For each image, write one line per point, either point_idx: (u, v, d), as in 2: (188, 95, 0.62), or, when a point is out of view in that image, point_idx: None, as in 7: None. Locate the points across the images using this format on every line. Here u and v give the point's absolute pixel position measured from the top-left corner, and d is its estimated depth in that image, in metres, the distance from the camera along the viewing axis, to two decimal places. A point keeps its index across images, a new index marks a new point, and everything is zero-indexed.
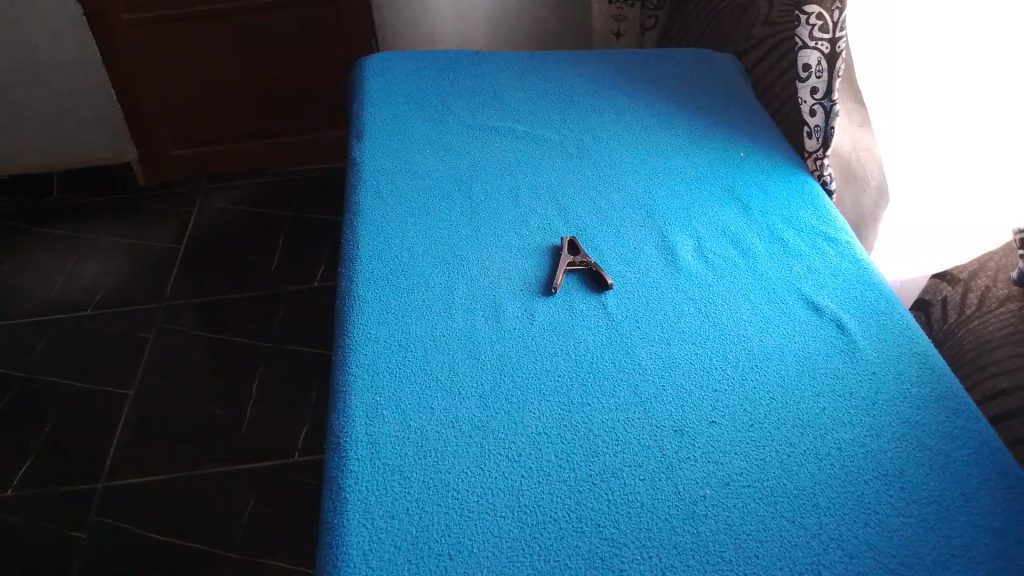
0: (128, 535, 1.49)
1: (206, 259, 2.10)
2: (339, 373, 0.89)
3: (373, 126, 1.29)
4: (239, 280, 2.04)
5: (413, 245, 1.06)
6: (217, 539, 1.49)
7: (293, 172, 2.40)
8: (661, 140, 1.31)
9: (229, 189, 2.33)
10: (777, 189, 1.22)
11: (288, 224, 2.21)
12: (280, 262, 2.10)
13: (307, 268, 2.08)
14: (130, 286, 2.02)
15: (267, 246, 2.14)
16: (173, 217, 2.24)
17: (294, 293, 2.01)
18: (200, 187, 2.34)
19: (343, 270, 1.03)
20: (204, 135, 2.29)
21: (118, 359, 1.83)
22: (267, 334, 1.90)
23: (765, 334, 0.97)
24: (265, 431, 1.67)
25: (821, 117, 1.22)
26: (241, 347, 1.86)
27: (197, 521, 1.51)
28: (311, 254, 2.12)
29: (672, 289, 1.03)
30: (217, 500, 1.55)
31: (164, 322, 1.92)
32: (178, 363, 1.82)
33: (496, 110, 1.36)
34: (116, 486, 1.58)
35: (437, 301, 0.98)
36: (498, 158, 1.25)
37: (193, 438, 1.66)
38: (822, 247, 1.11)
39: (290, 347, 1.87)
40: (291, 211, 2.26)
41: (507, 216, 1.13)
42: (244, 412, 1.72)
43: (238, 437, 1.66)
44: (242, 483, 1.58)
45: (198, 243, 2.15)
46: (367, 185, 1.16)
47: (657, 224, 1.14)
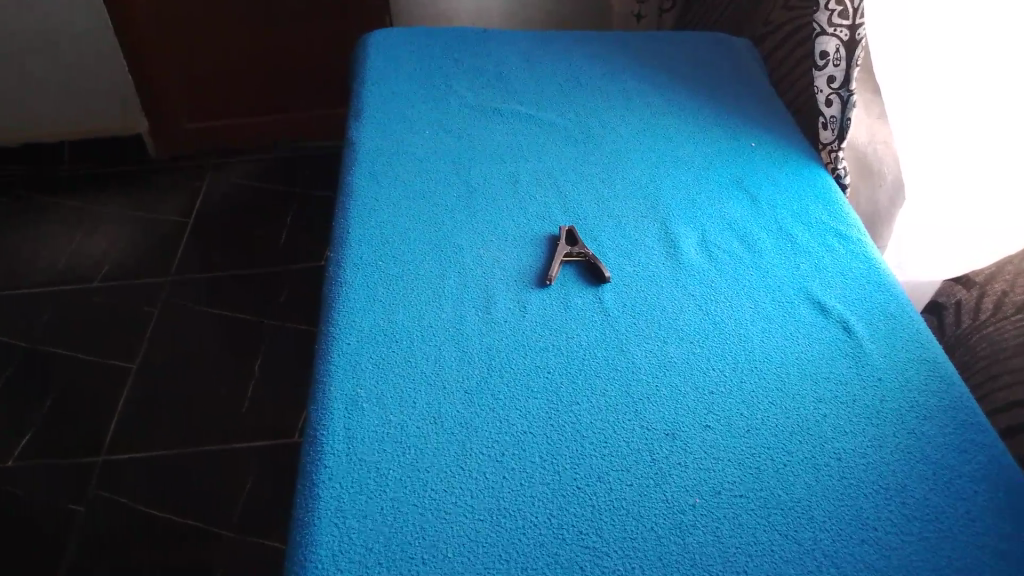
0: (124, 511, 1.48)
1: (210, 235, 2.07)
2: (321, 361, 0.86)
3: (371, 105, 1.25)
4: (242, 256, 2.02)
5: (405, 231, 1.02)
6: (212, 517, 1.47)
7: (301, 147, 2.36)
8: (670, 128, 1.27)
9: (236, 163, 2.30)
10: (788, 182, 1.17)
11: (294, 200, 2.19)
12: (285, 239, 2.07)
13: (311, 246, 2.06)
14: (136, 259, 2.00)
15: (272, 223, 2.12)
16: (181, 190, 2.21)
17: (296, 271, 1.98)
18: (207, 160, 2.31)
19: (332, 255, 1.00)
20: (212, 109, 2.26)
21: (120, 333, 1.82)
22: (268, 311, 1.88)
23: (767, 335, 0.93)
24: (264, 411, 1.66)
25: (838, 107, 1.17)
26: (240, 324, 1.84)
27: (192, 499, 1.50)
28: (315, 233, 2.09)
29: (672, 284, 0.98)
30: (213, 479, 1.53)
31: (167, 297, 1.91)
32: (180, 338, 1.80)
33: (501, 91, 1.32)
34: (115, 460, 1.56)
35: (427, 290, 0.95)
36: (501, 142, 1.21)
37: (192, 415, 1.64)
38: (832, 244, 1.07)
39: (290, 325, 1.84)
40: (297, 188, 2.23)
41: (506, 202, 1.09)
42: (243, 389, 1.70)
43: (236, 416, 1.64)
44: (238, 462, 1.56)
45: (204, 217, 2.12)
46: (362, 166, 1.12)
47: (660, 215, 1.09)
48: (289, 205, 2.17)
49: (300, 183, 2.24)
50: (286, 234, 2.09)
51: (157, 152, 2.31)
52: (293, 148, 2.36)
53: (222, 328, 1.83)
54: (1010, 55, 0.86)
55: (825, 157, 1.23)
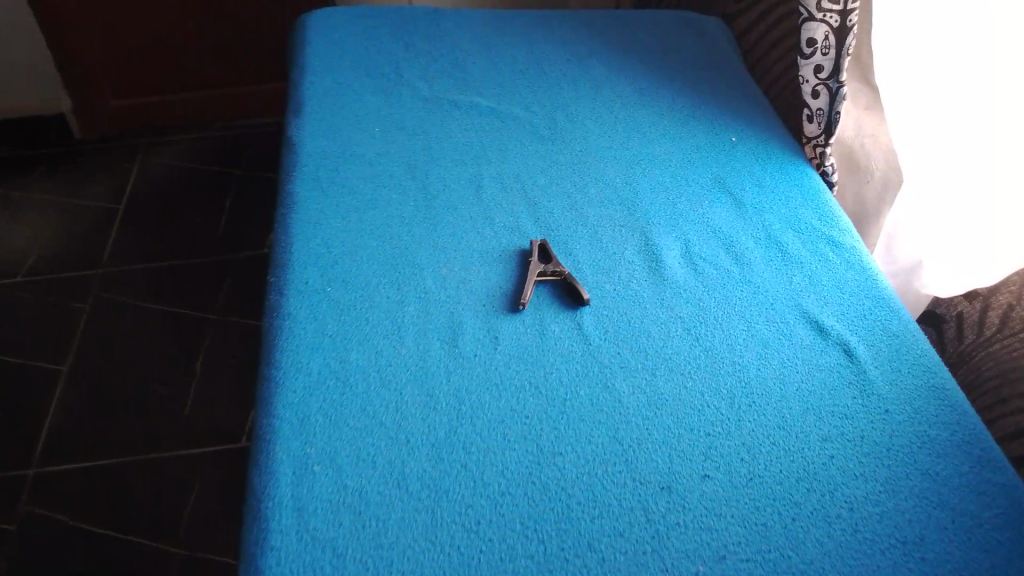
0: (60, 530, 1.34)
1: (140, 222, 1.89)
2: (262, 414, 0.74)
3: (313, 98, 1.12)
4: (178, 245, 1.85)
5: (356, 250, 0.91)
6: (161, 533, 1.35)
7: (239, 124, 2.18)
8: (642, 122, 1.16)
9: (168, 142, 2.11)
10: (774, 182, 1.08)
11: (234, 182, 2.01)
12: (224, 225, 1.91)
13: (254, 233, 1.90)
14: (64, 250, 1.80)
15: (212, 207, 1.95)
16: (113, 172, 2.00)
17: (238, 261, 1.83)
18: (139, 141, 2.10)
19: (273, 279, 0.87)
20: (140, 83, 2.07)
21: (49, 333, 1.64)
22: (211, 305, 1.73)
23: (763, 362, 0.84)
24: (211, 414, 1.53)
25: (825, 98, 1.08)
26: (176, 322, 1.69)
27: (140, 511, 1.37)
28: (256, 220, 1.94)
29: (657, 305, 0.89)
30: (163, 489, 1.40)
31: (99, 290, 1.73)
32: (115, 336, 1.64)
33: (458, 80, 1.20)
34: (49, 472, 1.42)
35: (384, 320, 0.83)
36: (460, 140, 1.09)
37: (132, 424, 1.50)
38: (824, 252, 0.99)
39: (234, 321, 1.70)
40: (238, 169, 2.05)
41: (470, 211, 0.98)
42: (186, 392, 1.56)
43: (180, 420, 1.51)
44: (185, 472, 1.43)
45: (137, 202, 1.94)
46: (305, 173, 1.00)
47: (639, 223, 0.99)
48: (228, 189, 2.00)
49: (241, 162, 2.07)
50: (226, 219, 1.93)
51: (82, 132, 2.08)
52: (229, 126, 2.17)
53: (157, 326, 1.67)
54: (1013, 53, 0.77)
55: (810, 150, 1.15)
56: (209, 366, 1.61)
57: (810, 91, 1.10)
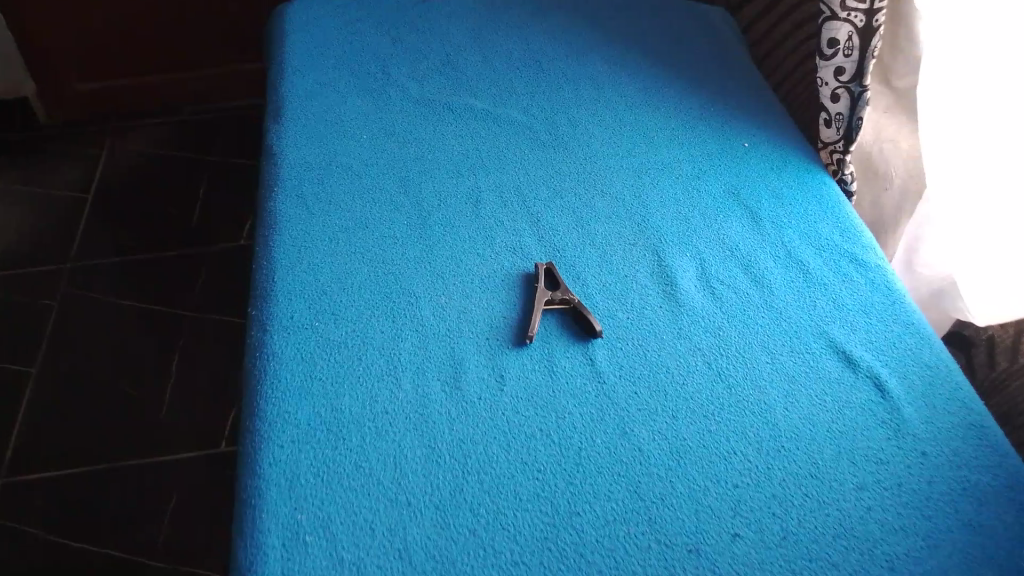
0: (27, 542, 1.23)
1: (110, 213, 1.75)
2: (247, 473, 0.67)
3: (295, 101, 1.04)
4: (149, 239, 1.71)
5: (344, 277, 0.83)
6: (136, 547, 1.23)
7: (217, 108, 2.05)
8: (648, 125, 1.09)
9: (141, 128, 1.98)
10: (791, 192, 1.01)
11: (211, 169, 1.88)
12: (199, 216, 1.76)
13: (233, 222, 1.75)
14: (31, 244, 1.67)
15: (189, 196, 1.81)
16: (81, 157, 1.88)
17: (212, 257, 1.68)
18: (109, 126, 1.97)
19: (255, 312, 0.80)
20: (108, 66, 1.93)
21: (17, 333, 1.51)
22: (189, 298, 1.59)
23: (790, 401, 0.78)
24: (191, 417, 1.39)
25: (845, 103, 1.02)
26: (149, 321, 1.54)
27: (122, 525, 1.25)
28: (231, 210, 1.78)
29: (674, 336, 0.82)
30: (146, 500, 1.28)
31: (69, 286, 1.60)
32: (88, 334, 1.51)
33: (451, 80, 1.12)
34: (21, 484, 1.29)
35: (378, 359, 0.76)
36: (455, 148, 1.01)
37: (106, 432, 1.37)
38: (848, 272, 0.92)
39: (214, 316, 1.56)
40: (215, 156, 1.92)
41: (468, 229, 0.91)
42: (159, 397, 1.42)
43: (158, 424, 1.38)
44: (162, 482, 1.30)
45: (108, 192, 1.80)
46: (288, 188, 0.92)
47: (651, 241, 0.92)
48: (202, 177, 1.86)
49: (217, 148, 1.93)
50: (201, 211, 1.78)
51: (48, 116, 1.95)
52: (206, 110, 2.05)
53: (128, 328, 1.53)
54: None
55: (827, 156, 1.09)
56: (184, 369, 1.46)
57: (829, 95, 1.03)
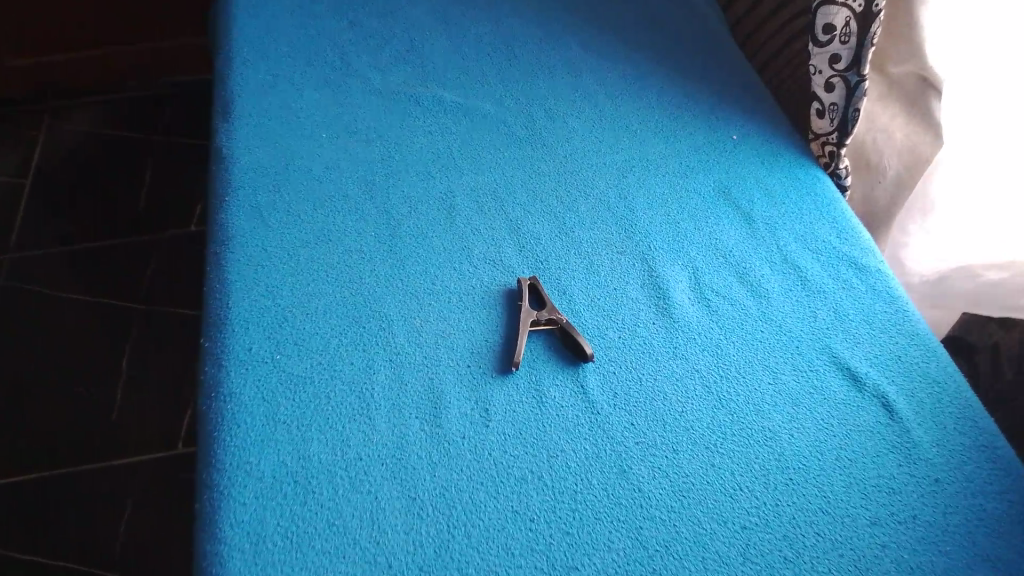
0: None
1: (51, 193, 1.55)
2: (205, 537, 0.59)
3: (245, 98, 0.95)
4: (92, 221, 1.51)
5: (307, 301, 0.75)
6: (91, 558, 1.08)
7: (164, 83, 1.78)
8: (631, 118, 1.01)
9: (81, 108, 1.71)
10: (783, 190, 0.95)
11: (158, 149, 1.64)
12: (146, 198, 1.54)
13: (182, 204, 1.54)
14: None
15: (135, 178, 1.58)
16: (13, 142, 1.64)
17: (163, 241, 1.48)
18: (45, 106, 1.71)
19: (207, 345, 0.71)
20: (33, 21, 1.63)
21: None
22: (138, 289, 1.40)
23: (795, 426, 0.73)
24: (146, 422, 1.23)
25: (840, 92, 0.95)
26: (96, 315, 1.35)
27: (79, 533, 1.11)
28: (184, 187, 1.58)
29: (670, 356, 0.76)
30: (104, 504, 1.13)
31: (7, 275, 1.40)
32: (31, 330, 1.32)
33: (416, 69, 1.03)
34: None
35: (349, 397, 0.68)
36: (423, 146, 0.93)
37: (53, 439, 1.20)
38: (847, 277, 0.87)
39: (166, 311, 1.37)
40: (162, 136, 1.67)
41: (442, 241, 0.83)
42: (110, 400, 1.25)
43: (112, 428, 1.21)
44: (117, 485, 1.15)
45: (48, 172, 1.59)
46: (240, 197, 0.83)
47: (640, 249, 0.85)
48: (149, 147, 1.65)
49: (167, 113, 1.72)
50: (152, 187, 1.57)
51: None
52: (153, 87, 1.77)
53: (73, 326, 1.34)
54: None
55: (820, 149, 1.02)
56: (134, 368, 1.29)
57: (823, 84, 0.97)
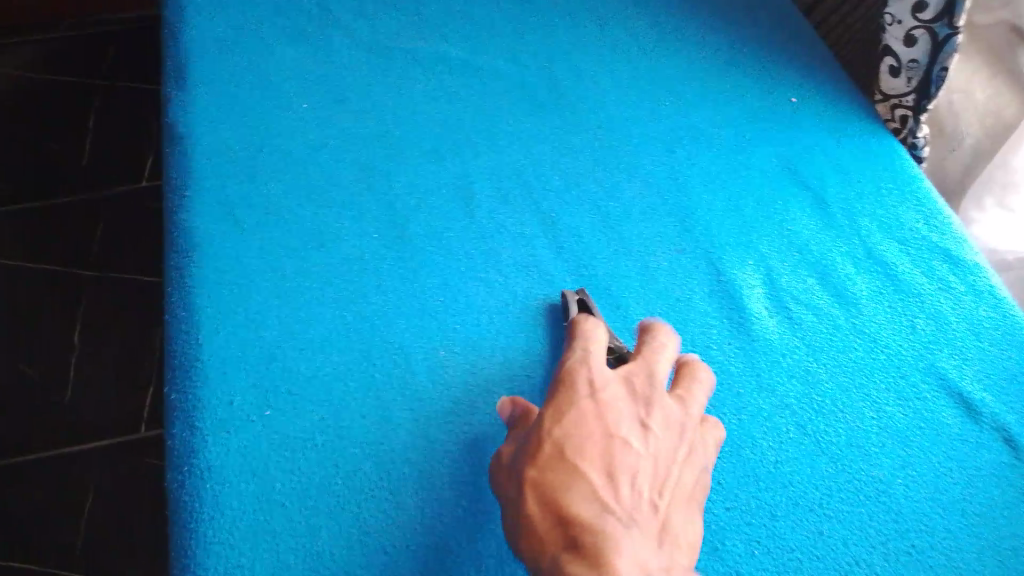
0: None
1: None
2: None
3: (203, 59, 0.76)
4: (23, 172, 1.24)
5: (300, 332, 0.59)
6: (43, 557, 0.92)
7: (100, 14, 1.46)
8: (671, 76, 0.85)
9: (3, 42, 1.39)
10: (857, 164, 0.80)
11: (101, 93, 1.36)
12: (91, 154, 1.28)
13: (133, 158, 1.29)
14: None
15: (77, 128, 1.31)
16: None
17: (112, 199, 1.24)
18: None
19: (173, 398, 0.55)
20: None
21: None
22: (88, 253, 1.17)
23: (907, 473, 0.60)
24: (101, 408, 1.03)
25: (924, 47, 0.79)
26: (38, 284, 1.13)
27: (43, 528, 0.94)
28: (134, 134, 1.33)
29: (754, 388, 0.62)
30: (70, 492, 0.96)
31: None
32: None
33: (411, 17, 0.85)
34: None
35: (364, 464, 0.53)
36: (428, 116, 0.76)
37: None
38: (941, 274, 0.73)
39: (122, 279, 1.15)
40: (104, 77, 1.38)
41: (462, 241, 0.67)
42: (62, 380, 1.05)
43: (61, 409, 1.02)
44: (76, 468, 0.98)
45: None
46: (204, 192, 0.66)
47: (702, 246, 0.70)
48: (90, 83, 1.37)
49: (105, 40, 1.43)
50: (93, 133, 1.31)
51: None
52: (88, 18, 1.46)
53: (13, 298, 1.11)
54: None
55: (890, 113, 0.89)
56: (88, 343, 1.08)
57: (904, 36, 0.81)
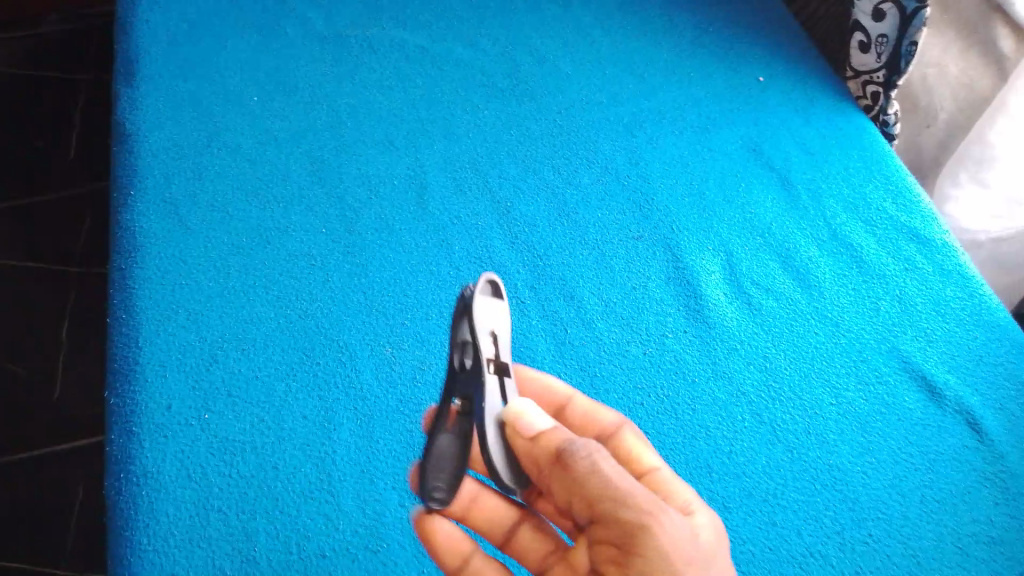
0: None
1: None
2: None
3: (153, 54, 0.75)
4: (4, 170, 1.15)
5: (243, 332, 0.58)
6: (43, 554, 0.85)
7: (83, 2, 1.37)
8: (635, 58, 0.83)
9: None
10: (824, 143, 0.78)
11: (86, 84, 1.27)
12: (77, 148, 1.19)
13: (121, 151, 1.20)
14: None
15: (62, 122, 1.22)
16: None
17: (99, 192, 1.15)
18: None
19: (112, 402, 0.54)
20: None
21: None
22: (75, 252, 1.08)
23: (866, 461, 0.58)
24: (96, 396, 0.96)
25: (892, 22, 0.77)
26: (20, 282, 1.05)
27: (48, 513, 0.87)
28: None
29: (709, 377, 0.61)
30: (70, 473, 0.90)
31: None
32: None
33: (367, 4, 0.83)
34: None
35: (305, 466, 0.52)
36: (382, 106, 0.74)
37: None
38: (908, 255, 0.71)
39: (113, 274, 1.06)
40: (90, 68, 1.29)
41: (413, 234, 0.65)
42: (51, 368, 0.98)
43: (54, 399, 0.95)
44: (75, 448, 0.92)
45: None
46: (149, 191, 0.65)
47: (660, 232, 0.69)
48: (73, 76, 1.27)
49: (76, 16, 1.35)
50: (65, 117, 1.22)
51: None
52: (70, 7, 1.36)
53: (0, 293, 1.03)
54: None
55: (862, 90, 0.86)
56: (76, 334, 1.01)
57: (871, 11, 0.78)
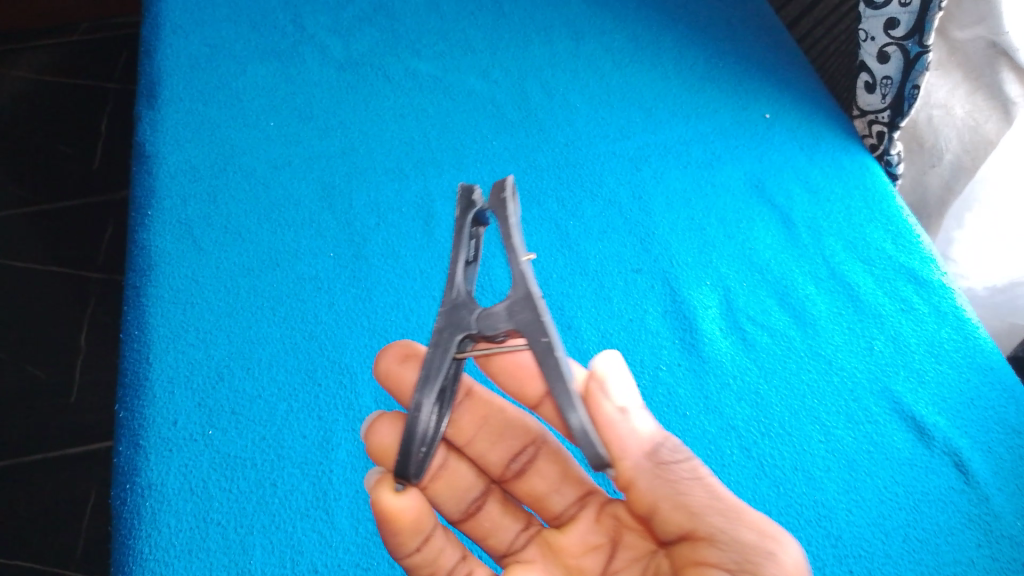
0: None
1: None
2: None
3: (177, 78, 0.78)
4: (33, 179, 1.19)
5: (249, 352, 0.60)
6: (48, 556, 0.87)
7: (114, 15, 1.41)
8: (643, 92, 0.85)
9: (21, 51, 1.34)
10: (826, 180, 0.79)
11: (114, 94, 1.30)
12: (103, 157, 1.22)
13: None
14: None
15: (90, 131, 1.25)
16: None
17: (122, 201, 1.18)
18: None
19: (122, 416, 0.57)
20: None
21: None
22: (96, 259, 1.11)
23: (852, 498, 0.59)
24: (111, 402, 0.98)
25: (896, 64, 0.78)
26: (41, 288, 1.08)
27: (61, 516, 0.90)
28: None
29: (701, 411, 0.63)
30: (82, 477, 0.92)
31: None
32: None
33: (385, 34, 0.85)
34: None
35: (302, 484, 0.54)
36: (394, 135, 0.77)
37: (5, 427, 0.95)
38: (905, 294, 0.72)
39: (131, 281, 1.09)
40: (119, 78, 1.32)
41: (417, 259, 0.67)
42: (69, 374, 1.00)
43: (71, 402, 0.98)
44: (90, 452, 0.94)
45: None
46: (167, 212, 0.68)
47: (659, 266, 0.71)
48: (103, 86, 1.31)
49: (107, 29, 1.39)
50: (93, 127, 1.26)
51: None
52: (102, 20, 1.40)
53: (24, 299, 1.07)
54: None
55: (868, 129, 0.88)
56: (94, 341, 1.04)
57: (877, 53, 0.79)
